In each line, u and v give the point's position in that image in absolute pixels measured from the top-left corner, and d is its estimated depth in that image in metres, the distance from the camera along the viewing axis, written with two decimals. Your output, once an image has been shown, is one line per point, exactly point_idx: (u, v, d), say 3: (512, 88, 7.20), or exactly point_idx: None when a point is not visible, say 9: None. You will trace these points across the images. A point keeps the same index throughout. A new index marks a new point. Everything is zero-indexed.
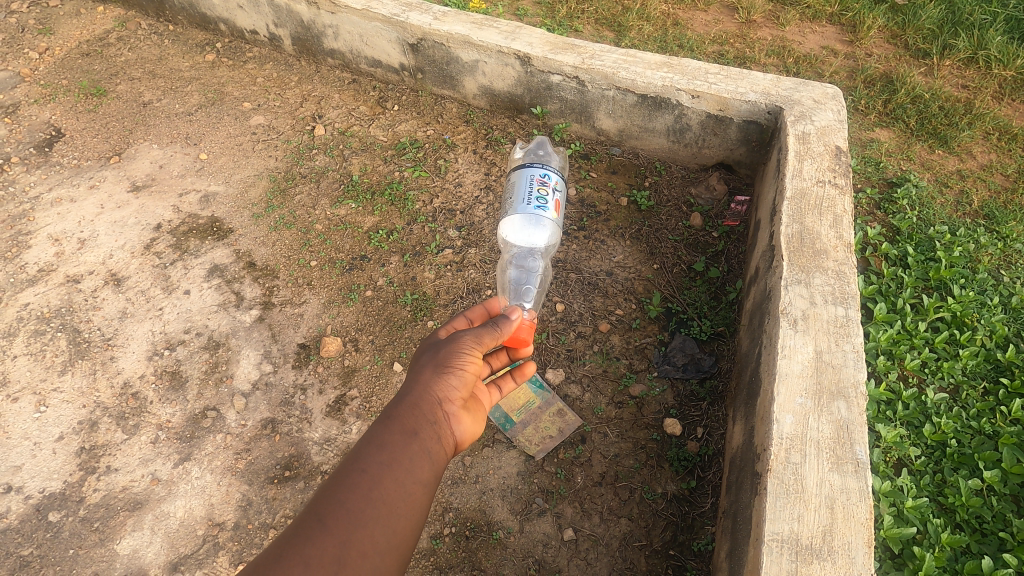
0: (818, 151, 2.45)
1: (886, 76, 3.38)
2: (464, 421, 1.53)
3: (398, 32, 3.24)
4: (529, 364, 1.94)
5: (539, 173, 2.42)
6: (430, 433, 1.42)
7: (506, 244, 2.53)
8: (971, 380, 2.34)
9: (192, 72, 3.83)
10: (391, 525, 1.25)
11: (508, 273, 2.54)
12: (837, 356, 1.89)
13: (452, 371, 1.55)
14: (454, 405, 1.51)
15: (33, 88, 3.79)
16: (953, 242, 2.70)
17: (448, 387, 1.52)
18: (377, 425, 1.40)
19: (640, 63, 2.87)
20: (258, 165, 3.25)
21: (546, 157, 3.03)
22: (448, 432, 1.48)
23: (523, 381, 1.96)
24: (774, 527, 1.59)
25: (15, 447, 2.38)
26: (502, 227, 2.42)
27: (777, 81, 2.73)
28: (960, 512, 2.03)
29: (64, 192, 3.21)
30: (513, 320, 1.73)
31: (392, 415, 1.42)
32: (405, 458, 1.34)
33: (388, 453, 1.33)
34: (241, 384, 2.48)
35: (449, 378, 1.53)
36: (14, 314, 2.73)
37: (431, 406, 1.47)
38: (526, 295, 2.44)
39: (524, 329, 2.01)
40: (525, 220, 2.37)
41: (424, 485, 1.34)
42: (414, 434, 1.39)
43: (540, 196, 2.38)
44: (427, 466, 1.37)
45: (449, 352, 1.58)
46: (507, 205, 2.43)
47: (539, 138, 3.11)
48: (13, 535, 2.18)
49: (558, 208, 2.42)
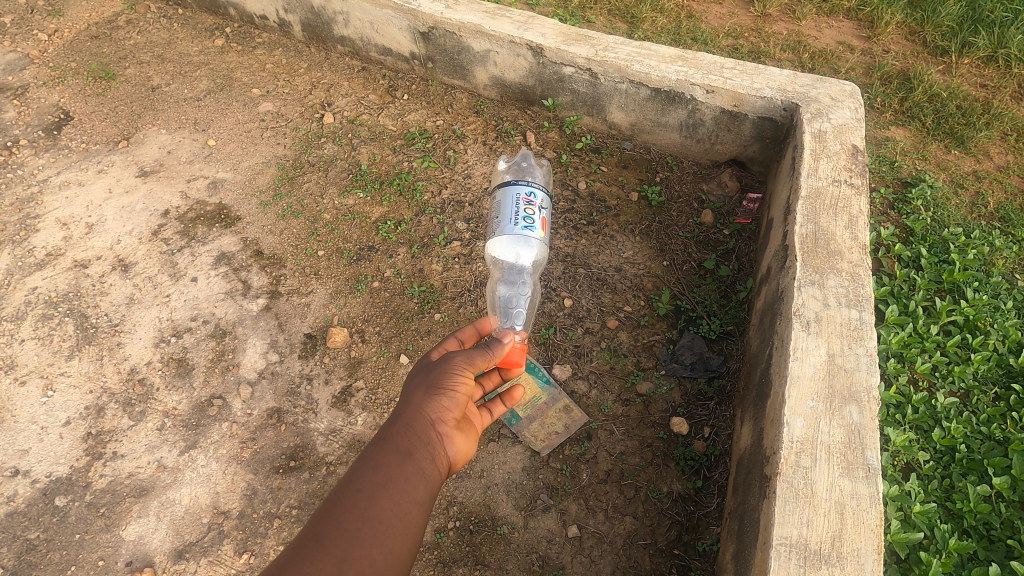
0: (834, 150, 2.41)
1: (903, 74, 3.32)
2: (457, 442, 1.53)
3: (408, 20, 3.20)
4: (517, 388, 1.90)
5: (525, 191, 2.31)
6: (424, 453, 1.43)
7: (495, 261, 2.47)
8: (982, 385, 2.31)
9: (200, 57, 3.81)
10: (387, 544, 1.25)
11: (498, 291, 2.50)
12: (849, 359, 1.86)
13: (445, 392, 1.56)
14: (447, 426, 1.52)
15: (42, 71, 3.77)
16: (967, 244, 2.66)
17: (441, 408, 1.53)
18: (371, 447, 1.41)
19: (655, 56, 2.82)
20: (266, 152, 3.23)
21: (528, 169, 2.96)
22: (442, 453, 1.49)
23: (512, 405, 1.92)
24: (782, 532, 1.57)
25: (22, 430, 2.39)
26: (490, 247, 2.35)
27: (794, 77, 2.69)
28: (968, 518, 2.01)
29: (72, 176, 3.20)
30: (506, 342, 1.75)
31: (386, 436, 1.43)
32: (400, 478, 1.35)
33: (382, 473, 1.34)
34: (247, 373, 2.48)
35: (442, 399, 1.54)
36: (22, 298, 2.74)
37: (424, 427, 1.48)
38: (517, 317, 2.40)
39: (515, 350, 1.95)
40: (513, 241, 2.29)
41: (420, 505, 1.35)
42: (408, 455, 1.40)
43: (526, 215, 2.28)
44: (423, 486, 1.38)
45: (440, 374, 1.59)
46: (492, 224, 2.32)
47: (522, 150, 3.04)
48: (21, 518, 2.19)
49: (545, 226, 2.33)
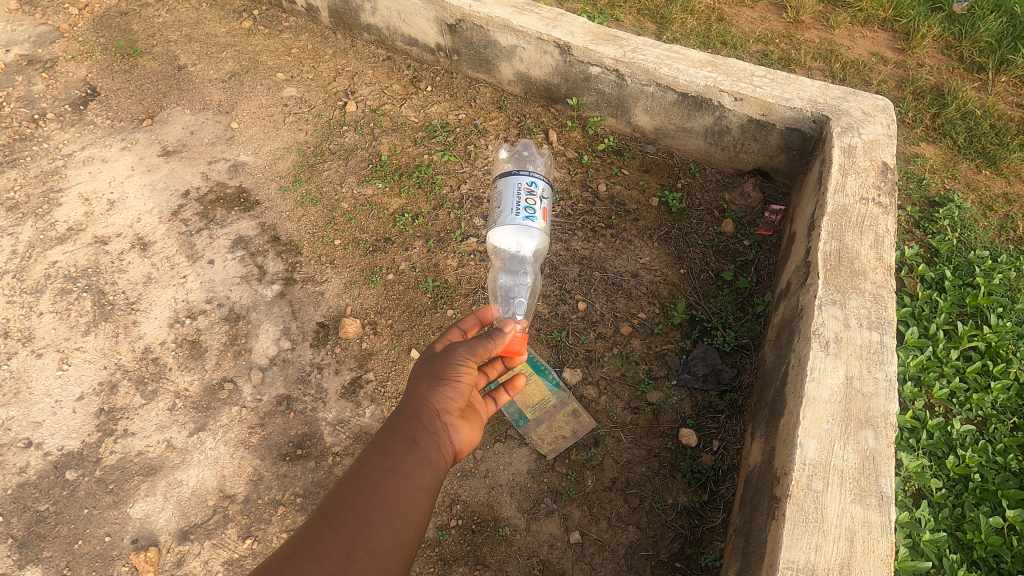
0: (863, 166, 2.36)
1: (937, 89, 3.24)
2: (462, 430, 1.52)
3: (436, 11, 3.17)
4: (519, 377, 1.88)
5: (527, 180, 2.25)
6: (431, 442, 1.43)
7: (498, 250, 2.45)
8: (1000, 414, 2.25)
9: (228, 39, 3.81)
10: (395, 526, 1.26)
11: (500, 279, 2.51)
12: (868, 383, 1.83)
13: (448, 383, 1.54)
14: (451, 415, 1.51)
15: (71, 44, 3.80)
16: (994, 268, 2.59)
17: (446, 399, 1.52)
18: (378, 435, 1.41)
19: (683, 59, 2.78)
20: (288, 137, 3.23)
21: (530, 158, 3.00)
22: (447, 442, 1.48)
23: (515, 394, 1.90)
24: (789, 556, 1.55)
25: (37, 403, 2.42)
26: (492, 236, 2.30)
27: (826, 89, 2.64)
28: (978, 550, 1.96)
29: (96, 151, 3.23)
30: (507, 332, 1.73)
31: (393, 425, 1.43)
32: (406, 465, 1.35)
33: (389, 459, 1.34)
34: (259, 358, 2.49)
35: (446, 389, 1.53)
36: (43, 271, 2.77)
37: (429, 417, 1.47)
38: (517, 307, 2.42)
39: (516, 339, 1.90)
40: (514, 232, 2.24)
41: (426, 490, 1.35)
42: (414, 443, 1.40)
43: (527, 205, 2.22)
44: (428, 473, 1.38)
45: (444, 365, 1.58)
46: (494, 214, 2.26)
47: (524, 142, 3.08)
48: (31, 490, 2.23)
49: (547, 216, 2.28)
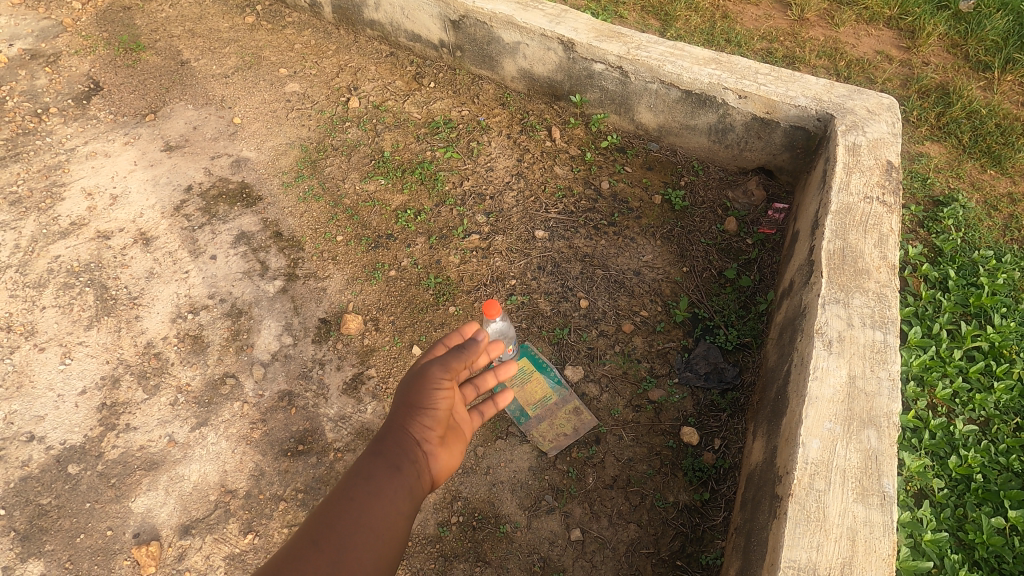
0: (868, 165, 2.35)
1: (942, 88, 3.23)
2: (444, 453, 1.50)
3: (439, 7, 3.17)
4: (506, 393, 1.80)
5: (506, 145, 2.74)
6: (411, 469, 1.41)
7: None
8: (1003, 414, 2.24)
9: (231, 34, 3.81)
10: (374, 551, 1.26)
11: None
12: (871, 382, 1.82)
13: (425, 409, 1.48)
14: (432, 440, 1.48)
15: (74, 39, 3.80)
16: (998, 268, 2.58)
17: (425, 424, 1.48)
18: (361, 459, 1.41)
19: (688, 57, 2.77)
20: (290, 133, 3.23)
21: None
22: (429, 468, 1.46)
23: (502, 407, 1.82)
24: (791, 555, 1.55)
25: (39, 397, 2.43)
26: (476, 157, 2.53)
27: (830, 87, 2.63)
28: (979, 550, 1.95)
29: (99, 146, 3.23)
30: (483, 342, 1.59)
31: (376, 450, 1.42)
32: (386, 494, 1.34)
33: (370, 488, 1.34)
34: (261, 354, 2.49)
35: (425, 415, 1.48)
36: (45, 265, 2.77)
37: (409, 443, 1.45)
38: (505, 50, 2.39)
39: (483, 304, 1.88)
40: None
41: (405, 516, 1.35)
42: (395, 470, 1.39)
43: None
44: (407, 501, 1.37)
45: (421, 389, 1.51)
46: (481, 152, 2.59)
47: None
48: (34, 483, 2.23)
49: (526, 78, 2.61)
